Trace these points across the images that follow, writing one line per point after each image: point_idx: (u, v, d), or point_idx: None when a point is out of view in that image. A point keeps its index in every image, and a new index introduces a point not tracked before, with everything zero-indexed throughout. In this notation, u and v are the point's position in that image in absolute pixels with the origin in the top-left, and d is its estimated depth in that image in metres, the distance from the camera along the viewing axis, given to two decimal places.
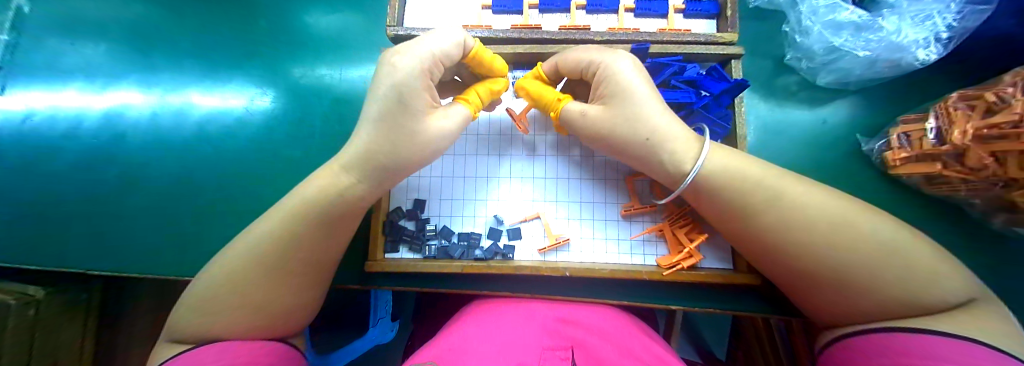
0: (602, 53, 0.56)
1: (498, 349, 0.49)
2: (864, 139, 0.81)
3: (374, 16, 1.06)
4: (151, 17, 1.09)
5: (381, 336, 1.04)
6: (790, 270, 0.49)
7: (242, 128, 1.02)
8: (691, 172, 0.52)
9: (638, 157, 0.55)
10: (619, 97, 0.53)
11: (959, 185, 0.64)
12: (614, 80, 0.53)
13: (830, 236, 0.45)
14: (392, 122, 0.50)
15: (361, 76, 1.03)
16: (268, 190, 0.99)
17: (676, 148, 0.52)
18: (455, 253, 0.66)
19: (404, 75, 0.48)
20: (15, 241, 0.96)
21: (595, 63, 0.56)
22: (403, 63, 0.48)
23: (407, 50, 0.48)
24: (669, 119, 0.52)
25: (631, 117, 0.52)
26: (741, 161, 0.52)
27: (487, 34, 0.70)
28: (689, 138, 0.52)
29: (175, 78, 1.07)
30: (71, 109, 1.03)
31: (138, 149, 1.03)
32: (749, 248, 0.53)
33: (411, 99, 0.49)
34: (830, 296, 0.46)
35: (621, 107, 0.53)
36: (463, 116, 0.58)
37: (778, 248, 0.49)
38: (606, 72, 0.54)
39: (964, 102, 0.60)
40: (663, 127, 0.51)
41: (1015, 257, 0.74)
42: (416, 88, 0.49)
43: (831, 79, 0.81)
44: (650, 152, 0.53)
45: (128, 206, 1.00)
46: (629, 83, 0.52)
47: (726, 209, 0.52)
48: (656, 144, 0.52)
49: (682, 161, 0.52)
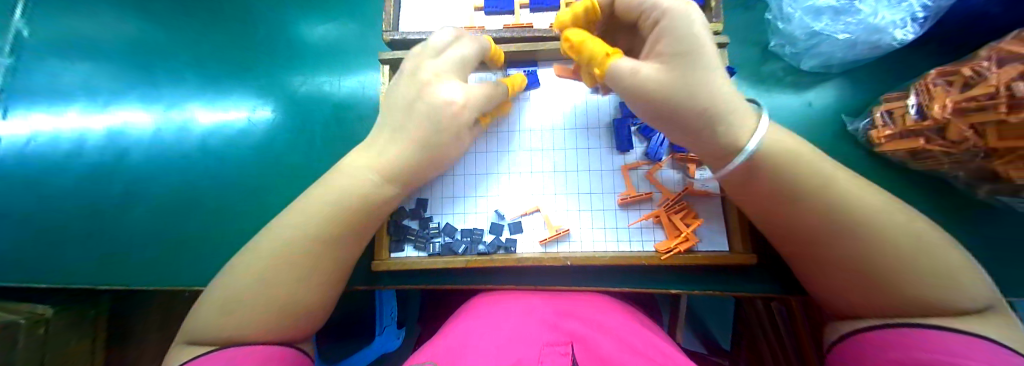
0: (671, 1, 0.48)
1: (499, 344, 0.51)
2: (849, 119, 0.84)
3: (369, 22, 1.08)
4: (149, 35, 1.11)
5: (387, 343, 1.05)
6: (810, 247, 0.48)
7: (243, 138, 1.04)
8: (745, 147, 0.45)
9: (687, 127, 0.47)
10: (682, 52, 0.44)
11: (943, 159, 0.66)
12: (681, 35, 0.45)
13: (869, 219, 0.42)
14: (425, 109, 0.56)
15: (359, 83, 1.05)
16: (270, 199, 1.01)
17: (734, 123, 0.45)
18: (459, 249, 0.68)
19: (441, 70, 0.58)
20: (22, 261, 0.97)
21: (659, 13, 0.47)
22: (442, 60, 0.58)
23: (443, 52, 0.59)
24: (730, 92, 0.45)
25: (690, 77, 0.44)
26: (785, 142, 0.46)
27: (480, 34, 0.72)
28: (749, 116, 0.45)
29: (173, 94, 1.09)
30: (73, 130, 1.05)
31: (140, 164, 1.05)
32: (776, 226, 0.51)
33: (443, 87, 0.57)
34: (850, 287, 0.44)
35: (683, 63, 0.44)
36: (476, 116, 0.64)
37: (811, 228, 0.46)
38: (671, 21, 0.46)
39: (942, 78, 0.63)
40: (725, 98, 0.44)
41: (1004, 228, 0.76)
42: (449, 77, 0.58)
43: (814, 63, 0.84)
44: (705, 122, 0.45)
45: (133, 221, 1.02)
46: (698, 41, 0.44)
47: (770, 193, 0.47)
48: (714, 115, 0.44)
49: (740, 137, 0.45)
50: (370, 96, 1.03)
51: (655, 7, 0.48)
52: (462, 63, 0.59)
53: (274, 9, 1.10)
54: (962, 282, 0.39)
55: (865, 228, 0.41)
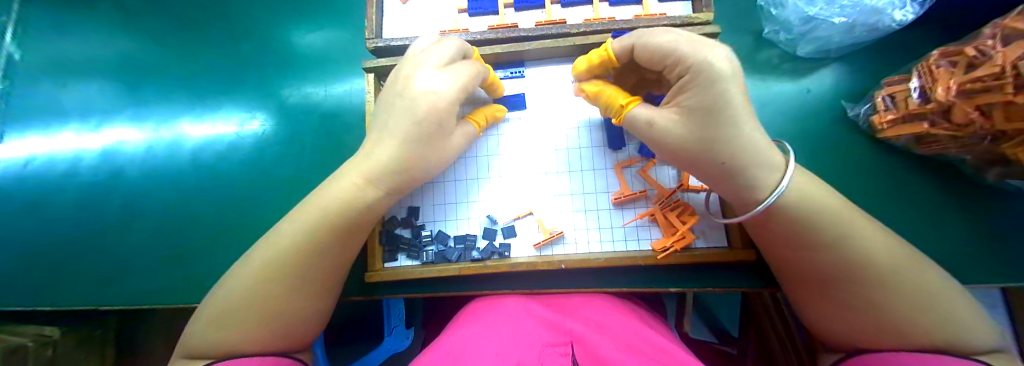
0: (699, 44, 0.41)
1: (498, 350, 0.49)
2: (849, 104, 0.81)
3: (355, 28, 1.06)
4: (136, 52, 1.11)
5: (397, 344, 1.05)
6: (812, 284, 0.48)
7: (234, 152, 1.04)
8: (767, 200, 0.44)
9: (704, 174, 0.47)
10: (705, 112, 0.41)
11: (949, 143, 0.64)
12: (703, 92, 0.40)
13: (875, 262, 0.42)
14: (418, 141, 0.53)
15: (345, 91, 1.04)
16: (265, 212, 1.01)
17: (756, 174, 0.44)
18: (452, 256, 0.67)
19: (445, 99, 0.52)
20: (27, 282, 0.98)
21: (680, 62, 0.42)
22: (444, 86, 0.52)
23: (434, 71, 0.53)
24: (760, 142, 0.42)
25: (712, 137, 0.42)
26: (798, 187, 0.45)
27: (465, 36, 0.70)
28: (776, 166, 0.44)
29: (163, 111, 1.09)
30: (69, 151, 1.06)
31: (135, 183, 1.05)
32: (781, 262, 0.52)
33: (445, 116, 0.53)
34: (845, 314, 0.44)
35: (705, 123, 0.42)
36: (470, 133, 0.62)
37: (816, 268, 0.46)
38: (697, 75, 0.40)
39: (946, 59, 0.60)
40: (746, 154, 0.42)
41: (1017, 210, 0.73)
42: (449, 104, 0.52)
43: (811, 48, 0.82)
44: (723, 175, 0.45)
45: (131, 240, 1.02)
46: (722, 101, 0.40)
47: (779, 227, 0.47)
48: (735, 170, 0.43)
49: (760, 188, 0.44)
50: (357, 103, 1.02)
51: (678, 54, 0.42)
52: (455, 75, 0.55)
53: (258, 21, 1.09)
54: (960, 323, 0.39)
55: (869, 271, 0.42)
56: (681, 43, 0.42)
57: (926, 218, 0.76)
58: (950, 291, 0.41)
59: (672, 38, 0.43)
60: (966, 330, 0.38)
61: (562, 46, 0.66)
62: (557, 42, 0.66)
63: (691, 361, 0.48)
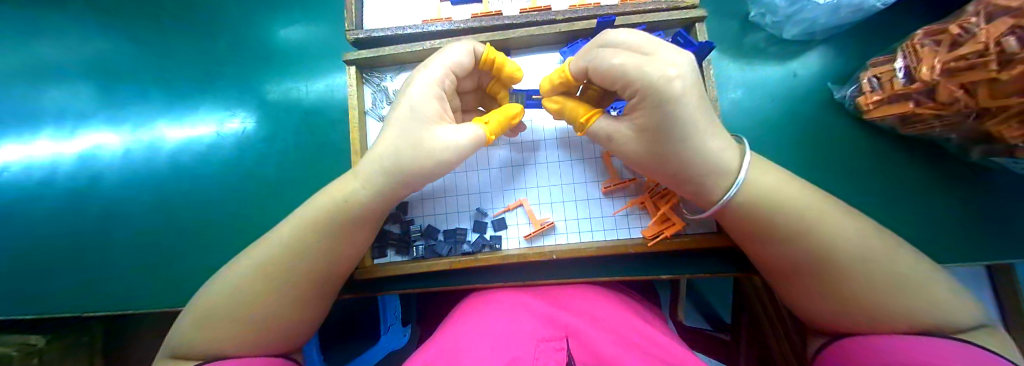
0: (650, 63, 0.41)
1: (495, 344, 0.49)
2: (836, 87, 0.81)
3: (335, 19, 1.03)
4: (107, 54, 1.07)
5: (393, 343, 1.05)
6: (784, 275, 0.48)
7: (216, 152, 1.03)
8: (723, 196, 0.47)
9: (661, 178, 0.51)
10: (656, 131, 0.43)
11: (934, 122, 0.64)
12: (653, 113, 0.42)
13: (844, 257, 0.42)
14: (405, 136, 0.51)
15: (326, 86, 1.01)
16: (252, 213, 0.99)
17: (709, 180, 0.47)
18: (442, 251, 0.66)
19: (421, 88, 0.51)
20: (21, 290, 1.00)
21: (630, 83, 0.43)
22: (421, 76, 0.52)
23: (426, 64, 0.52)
24: (714, 148, 0.44)
25: (664, 151, 0.45)
26: (761, 181, 0.46)
27: (447, 26, 0.68)
28: (731, 168, 0.46)
29: (141, 113, 1.06)
30: (48, 157, 1.05)
31: (116, 188, 1.04)
32: (757, 257, 0.52)
33: (422, 108, 0.51)
34: (825, 303, 0.44)
35: (659, 139, 0.44)
36: (471, 134, 0.52)
37: (785, 263, 0.46)
38: (648, 98, 0.41)
39: (930, 38, 0.60)
40: (696, 165, 0.45)
41: (1000, 188, 0.74)
42: (426, 95, 0.51)
43: (797, 31, 0.81)
44: (676, 181, 0.49)
45: (116, 246, 1.01)
46: (670, 121, 0.41)
47: (750, 219, 0.47)
48: (689, 177, 0.46)
49: (713, 190, 0.47)
50: (340, 99, 1.00)
51: (629, 77, 0.42)
52: (451, 77, 0.54)
53: (233, 15, 1.05)
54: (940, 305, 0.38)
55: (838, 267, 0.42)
56: (630, 65, 0.42)
57: (909, 198, 0.77)
58: (931, 281, 0.39)
59: (622, 60, 0.42)
60: (943, 319, 0.37)
61: (547, 33, 0.64)
62: (542, 30, 0.64)
63: (681, 353, 0.49)
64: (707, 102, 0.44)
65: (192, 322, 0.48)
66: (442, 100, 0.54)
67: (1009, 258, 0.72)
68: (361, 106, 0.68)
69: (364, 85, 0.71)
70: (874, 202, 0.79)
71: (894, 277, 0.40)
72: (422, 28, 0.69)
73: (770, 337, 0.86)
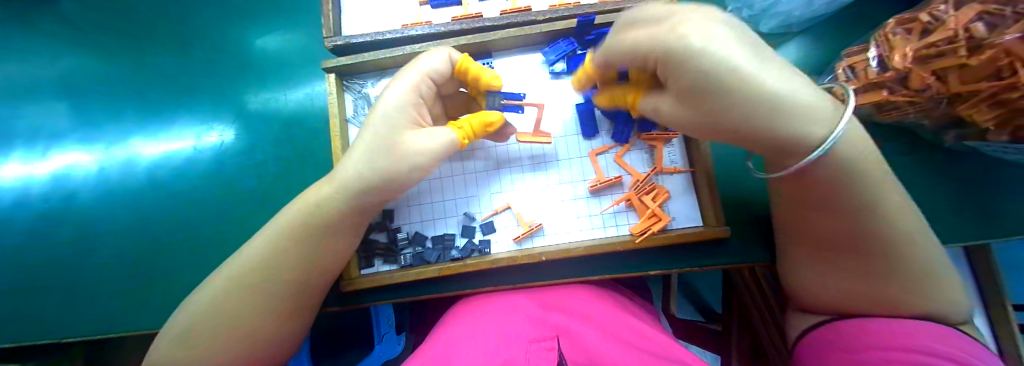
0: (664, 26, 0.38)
1: (485, 349, 0.48)
2: (814, 78, 0.82)
3: (314, 27, 1.01)
4: (79, 70, 1.04)
5: (388, 351, 0.99)
6: (821, 242, 0.46)
7: (196, 167, 1.00)
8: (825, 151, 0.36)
9: (767, 134, 0.37)
10: (720, 62, 0.35)
11: (908, 109, 0.65)
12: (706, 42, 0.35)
13: (901, 239, 0.39)
14: (379, 138, 0.50)
15: (307, 95, 1.00)
16: (237, 227, 0.97)
17: (813, 111, 0.35)
18: (431, 257, 0.65)
19: (394, 91, 0.52)
20: None
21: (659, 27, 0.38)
22: (396, 81, 0.53)
23: (401, 71, 0.54)
24: (794, 93, 0.34)
25: (716, 112, 0.38)
26: (862, 156, 0.38)
27: (427, 30, 0.68)
28: (825, 120, 0.35)
29: (116, 129, 1.03)
30: (20, 178, 1.02)
31: (93, 207, 1.01)
32: (799, 220, 0.48)
33: (394, 112, 0.51)
34: (842, 281, 0.45)
35: (702, 101, 0.38)
36: (446, 138, 0.53)
37: (837, 234, 0.43)
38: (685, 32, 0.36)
39: (901, 27, 0.62)
40: (792, 88, 0.34)
41: (973, 170, 0.76)
42: (399, 100, 0.52)
43: (773, 24, 0.82)
44: (786, 126, 0.35)
45: (95, 267, 0.98)
46: (729, 43, 0.34)
47: (811, 196, 0.42)
48: (769, 130, 0.36)
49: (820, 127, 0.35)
50: (322, 107, 0.98)
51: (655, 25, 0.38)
52: (428, 82, 0.55)
53: (208, 26, 1.02)
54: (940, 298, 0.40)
55: (890, 246, 0.39)
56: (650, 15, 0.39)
57: None
58: (946, 270, 0.41)
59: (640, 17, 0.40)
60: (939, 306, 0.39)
61: (527, 34, 0.64)
62: (522, 31, 0.64)
63: (673, 346, 0.50)
64: (755, 45, 0.37)
65: (172, 343, 0.47)
66: (417, 106, 0.55)
67: (985, 238, 0.74)
68: (342, 114, 0.67)
69: (345, 92, 0.70)
70: None
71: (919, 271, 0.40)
72: (401, 33, 0.68)
73: (761, 326, 0.87)
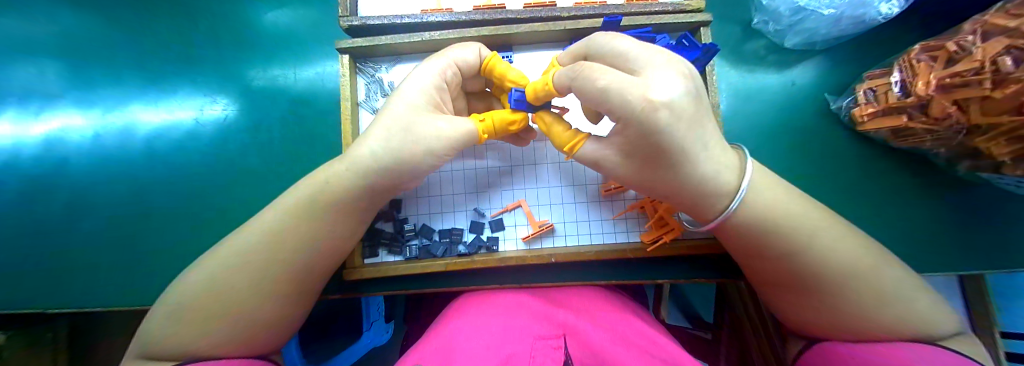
0: (623, 86, 0.35)
1: (489, 343, 0.48)
2: (832, 98, 0.82)
3: (327, 5, 0.97)
4: (77, 31, 0.99)
5: (376, 338, 1.03)
6: (768, 283, 0.50)
7: (195, 139, 0.97)
8: (725, 210, 0.43)
9: (677, 200, 0.45)
10: (662, 153, 0.37)
11: (924, 137, 0.66)
12: (662, 135, 0.34)
13: (833, 269, 0.42)
14: (396, 119, 0.49)
15: (316, 74, 0.97)
16: (234, 205, 0.95)
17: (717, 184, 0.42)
18: (438, 251, 0.64)
19: (421, 78, 0.51)
20: None
21: (626, 101, 0.34)
22: (426, 65, 0.52)
23: (432, 57, 0.53)
24: (709, 167, 0.40)
25: (659, 178, 0.42)
26: (774, 200, 0.44)
27: (448, 17, 0.65)
28: (730, 184, 0.42)
29: (113, 95, 0.99)
30: (7, 138, 0.97)
31: (85, 173, 0.97)
32: (749, 267, 0.52)
33: (415, 95, 0.50)
34: (808, 314, 0.46)
35: (650, 165, 0.41)
36: (463, 123, 0.50)
37: (778, 274, 0.46)
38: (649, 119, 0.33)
39: (926, 53, 0.62)
40: (707, 172, 0.40)
41: (977, 200, 0.77)
42: (424, 84, 0.51)
43: (797, 40, 0.81)
44: (692, 195, 0.43)
45: (84, 237, 0.95)
46: (677, 138, 0.35)
47: (746, 239, 0.46)
48: (679, 196, 0.44)
49: (720, 197, 0.43)
50: (331, 89, 0.95)
51: (620, 96, 0.35)
52: (455, 70, 0.54)
53: None
54: (913, 324, 0.40)
55: (823, 280, 0.42)
56: (617, 83, 0.35)
57: (890, 207, 0.80)
58: (907, 288, 0.41)
59: (606, 79, 0.36)
60: (919, 329, 0.40)
61: (552, 30, 0.62)
62: (547, 26, 0.62)
63: (683, 352, 0.49)
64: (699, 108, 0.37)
65: (168, 324, 0.44)
66: (440, 91, 0.53)
67: (983, 267, 0.76)
68: (354, 98, 0.65)
69: (358, 75, 0.68)
70: (859, 211, 0.81)
71: (882, 300, 0.41)
72: (421, 18, 0.65)
73: (749, 338, 0.88)
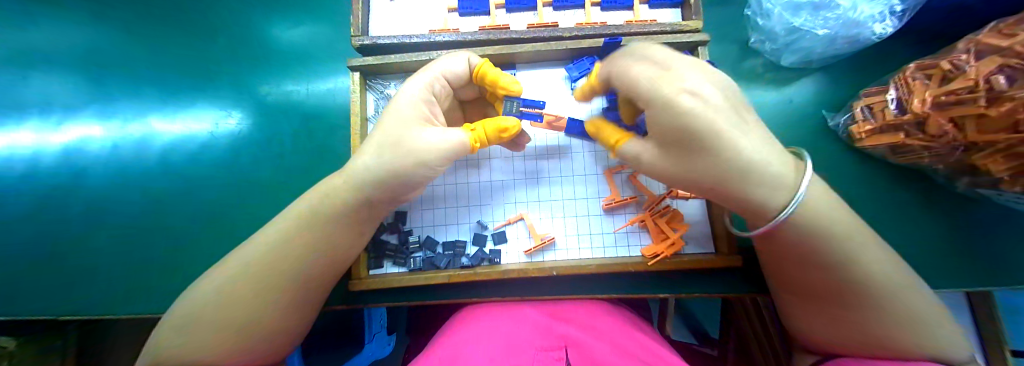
0: (662, 80, 0.42)
1: (492, 355, 0.48)
2: (829, 115, 0.84)
3: (340, 23, 1.02)
4: (101, 46, 1.04)
5: (379, 350, 1.03)
6: (806, 291, 0.47)
7: (208, 150, 1.00)
8: (782, 212, 0.41)
9: (726, 197, 0.43)
10: (687, 140, 0.40)
11: (922, 153, 0.67)
12: (677, 119, 0.39)
13: (876, 281, 0.41)
14: (391, 133, 0.51)
15: (327, 89, 1.00)
16: (243, 216, 0.97)
17: (767, 183, 0.41)
18: (441, 263, 0.65)
19: (410, 91, 0.54)
20: None
21: (645, 89, 0.42)
22: (414, 79, 0.55)
23: (420, 71, 0.56)
24: (751, 158, 0.39)
25: (701, 167, 0.41)
26: (822, 209, 0.42)
27: (455, 37, 0.68)
28: (788, 182, 0.41)
29: (132, 107, 1.03)
30: (30, 147, 1.01)
31: (101, 182, 1.00)
32: (784, 275, 0.50)
33: (406, 107, 0.52)
34: (840, 329, 0.44)
35: (683, 154, 0.42)
36: (455, 135, 0.52)
37: (818, 283, 0.45)
38: (665, 105, 0.40)
39: (921, 72, 0.64)
40: (751, 163, 0.40)
41: (979, 217, 0.77)
42: (414, 98, 0.53)
43: (794, 59, 0.83)
44: (736, 190, 0.41)
45: (97, 245, 0.97)
46: (700, 116, 0.39)
47: (791, 245, 0.44)
48: (726, 191, 0.42)
49: (771, 196, 0.41)
50: (341, 103, 0.98)
51: (643, 88, 0.43)
52: (443, 82, 0.57)
53: (235, 12, 1.03)
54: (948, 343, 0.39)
55: (871, 294, 0.41)
56: (641, 76, 0.43)
57: (894, 223, 0.80)
58: (938, 313, 0.41)
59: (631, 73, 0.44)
60: (952, 349, 0.39)
61: (555, 49, 0.65)
62: (550, 46, 0.65)
63: (682, 364, 0.49)
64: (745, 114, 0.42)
65: (179, 332, 0.46)
66: (431, 104, 0.56)
67: (991, 285, 0.75)
68: (363, 113, 0.67)
69: (368, 91, 0.70)
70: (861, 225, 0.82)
71: (917, 316, 0.40)
72: (429, 38, 0.68)
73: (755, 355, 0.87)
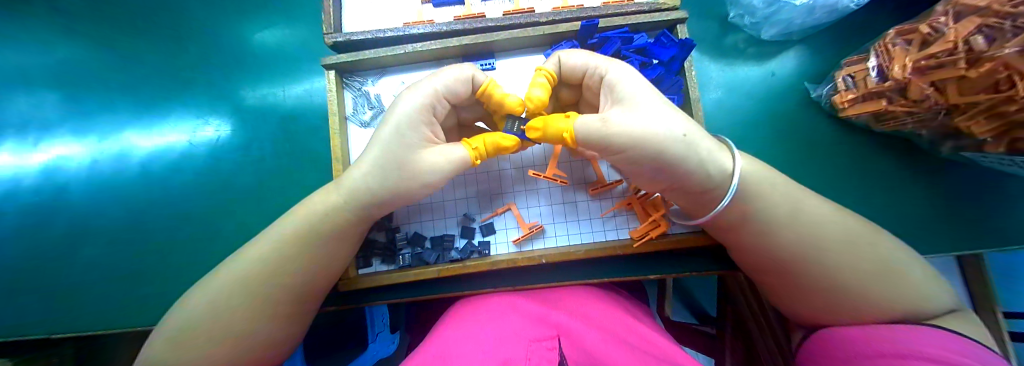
0: (612, 60, 0.50)
1: (485, 349, 0.47)
2: (812, 87, 0.83)
3: (315, 20, 1.00)
4: (72, 61, 1.02)
5: (382, 350, 1.00)
6: (772, 269, 0.48)
7: (189, 161, 0.99)
8: (732, 173, 0.44)
9: (681, 163, 0.42)
10: (640, 96, 0.44)
11: (906, 119, 0.66)
12: (630, 81, 0.46)
13: (831, 236, 0.43)
14: (389, 157, 0.48)
15: (305, 91, 0.99)
16: (232, 223, 0.96)
17: (710, 147, 0.44)
18: (430, 259, 0.64)
19: (407, 113, 0.48)
20: None
21: (601, 62, 0.49)
22: (410, 98, 0.49)
23: (416, 87, 0.50)
24: (690, 123, 0.45)
25: (661, 115, 0.42)
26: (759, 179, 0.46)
27: (430, 29, 0.67)
28: (724, 158, 0.45)
29: (109, 122, 1.01)
30: (11, 169, 1.00)
31: (83, 200, 0.99)
32: (752, 258, 0.50)
33: (407, 133, 0.48)
34: (821, 300, 0.44)
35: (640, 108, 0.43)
36: (459, 157, 0.50)
37: (784, 253, 0.45)
38: (619, 71, 0.47)
39: (901, 38, 0.63)
40: (693, 125, 0.44)
41: (964, 179, 0.78)
42: (414, 120, 0.48)
43: (774, 32, 0.83)
44: (692, 151, 0.42)
45: (86, 263, 0.96)
46: (646, 84, 0.46)
47: (755, 215, 0.46)
48: (687, 147, 0.42)
49: (719, 158, 0.45)
50: (320, 103, 0.97)
51: (599, 62, 0.49)
52: (444, 102, 0.52)
53: (205, 18, 1.01)
54: (920, 292, 0.40)
55: (830, 251, 0.43)
56: (596, 54, 0.51)
57: (881, 191, 0.81)
58: (907, 260, 0.42)
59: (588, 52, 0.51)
60: (925, 299, 0.40)
61: (531, 35, 0.63)
62: (525, 32, 0.63)
63: (671, 347, 0.50)
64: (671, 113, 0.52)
65: (163, 343, 0.45)
66: (431, 126, 0.51)
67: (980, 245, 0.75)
68: (341, 112, 0.66)
69: (345, 89, 0.69)
70: (849, 196, 0.82)
71: (883, 269, 0.41)
72: (403, 31, 0.67)
73: (753, 330, 0.88)
